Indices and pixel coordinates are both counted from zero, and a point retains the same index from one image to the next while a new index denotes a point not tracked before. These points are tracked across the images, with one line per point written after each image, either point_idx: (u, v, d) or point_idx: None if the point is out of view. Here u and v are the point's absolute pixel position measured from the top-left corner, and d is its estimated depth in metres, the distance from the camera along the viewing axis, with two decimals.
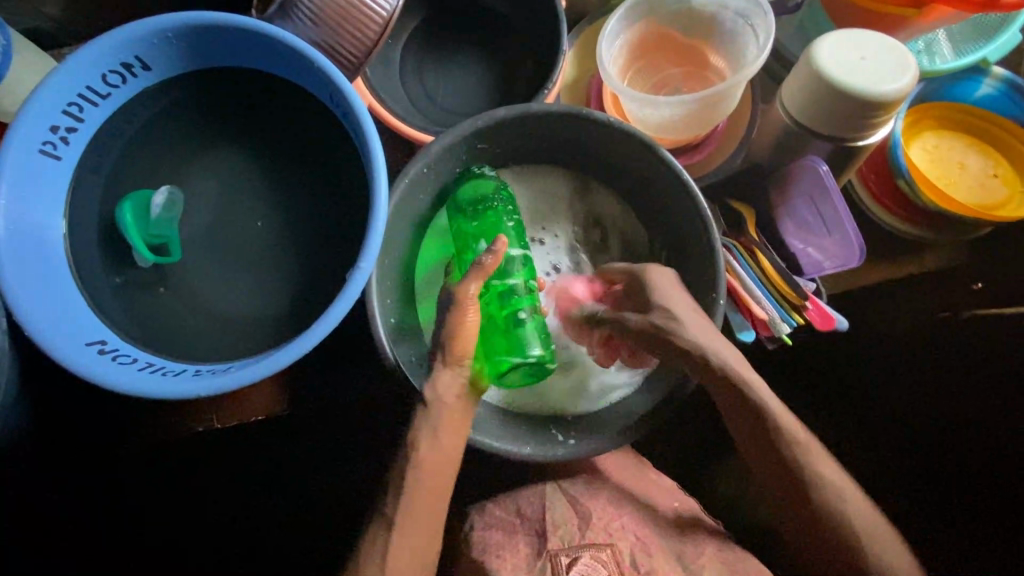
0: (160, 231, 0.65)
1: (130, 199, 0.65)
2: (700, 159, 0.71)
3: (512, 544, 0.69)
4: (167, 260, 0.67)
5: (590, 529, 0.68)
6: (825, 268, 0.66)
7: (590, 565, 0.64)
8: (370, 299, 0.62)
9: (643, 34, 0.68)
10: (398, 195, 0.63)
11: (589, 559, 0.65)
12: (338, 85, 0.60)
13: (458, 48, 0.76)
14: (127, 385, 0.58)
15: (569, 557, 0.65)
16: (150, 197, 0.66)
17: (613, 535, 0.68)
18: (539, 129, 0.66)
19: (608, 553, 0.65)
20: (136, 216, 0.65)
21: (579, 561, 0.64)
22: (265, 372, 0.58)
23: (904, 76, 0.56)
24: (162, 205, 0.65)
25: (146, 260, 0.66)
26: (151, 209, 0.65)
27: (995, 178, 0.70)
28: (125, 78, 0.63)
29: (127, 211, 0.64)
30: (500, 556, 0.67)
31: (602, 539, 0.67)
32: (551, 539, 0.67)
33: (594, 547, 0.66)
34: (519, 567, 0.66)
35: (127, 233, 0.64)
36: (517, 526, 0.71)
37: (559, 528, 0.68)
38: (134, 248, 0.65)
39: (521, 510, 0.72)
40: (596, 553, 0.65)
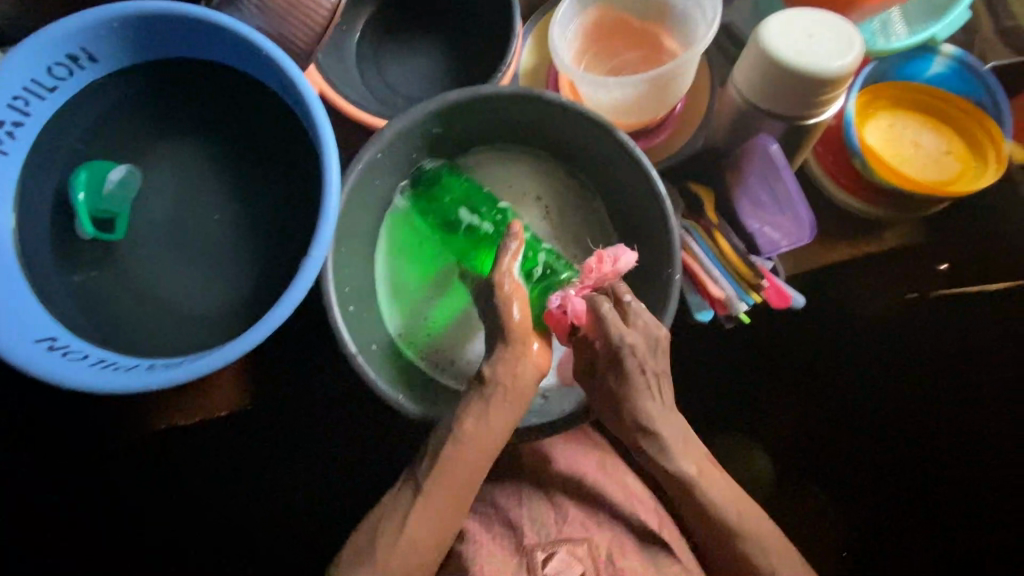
0: (111, 207, 0.65)
1: (87, 166, 0.64)
2: (658, 143, 0.72)
3: (486, 538, 0.67)
4: (110, 238, 0.66)
5: (566, 524, 0.68)
6: (782, 246, 0.67)
7: (566, 561, 0.65)
8: (325, 287, 0.61)
9: (595, 19, 0.68)
10: (352, 180, 0.63)
11: (565, 555, 0.65)
12: (287, 72, 0.60)
13: (416, 36, 0.76)
14: (78, 380, 0.57)
15: (545, 552, 0.65)
16: (107, 171, 0.65)
17: (590, 529, 0.68)
18: (493, 111, 0.66)
19: (584, 548, 0.66)
20: (88, 188, 0.64)
21: (555, 556, 0.65)
22: (220, 364, 0.57)
23: (849, 52, 0.57)
24: (120, 180, 0.65)
25: (87, 232, 0.65)
26: (102, 185, 0.64)
27: (949, 155, 0.71)
28: (71, 70, 0.62)
29: (82, 177, 0.64)
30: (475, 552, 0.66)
31: (578, 534, 0.67)
32: (528, 533, 0.67)
33: (570, 542, 0.66)
34: (493, 561, 0.65)
35: (75, 196, 0.63)
36: (492, 518, 0.69)
37: (535, 523, 0.68)
38: (77, 217, 0.64)
39: (497, 503, 0.70)
40: (571, 548, 0.66)
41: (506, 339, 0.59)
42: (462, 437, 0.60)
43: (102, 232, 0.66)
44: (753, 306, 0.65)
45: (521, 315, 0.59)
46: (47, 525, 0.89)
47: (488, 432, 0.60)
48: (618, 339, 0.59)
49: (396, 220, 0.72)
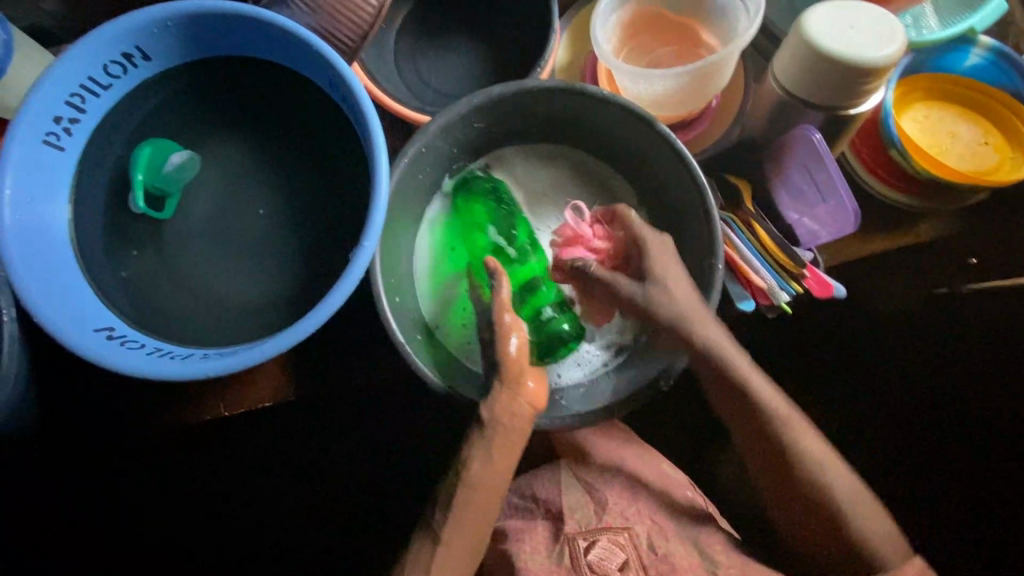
0: (165, 186, 0.67)
1: (151, 143, 0.66)
2: (694, 136, 0.73)
3: (530, 530, 0.68)
4: (157, 216, 0.68)
5: (606, 513, 0.67)
6: (822, 237, 0.68)
7: (609, 548, 0.65)
8: (374, 279, 0.63)
9: (633, 14, 0.69)
10: (398, 174, 0.64)
11: (607, 542, 0.65)
12: (337, 68, 0.61)
13: (454, 33, 0.77)
14: (136, 368, 0.59)
15: (587, 539, 0.65)
16: (168, 154, 0.67)
17: (630, 518, 0.67)
18: (534, 107, 0.67)
19: (625, 536, 0.66)
20: (148, 168, 0.66)
21: (597, 544, 0.65)
22: (273, 351, 0.59)
23: (893, 43, 0.57)
24: (177, 165, 0.67)
25: (137, 206, 0.66)
26: (162, 166, 0.66)
27: (987, 145, 0.71)
28: (126, 68, 0.64)
29: (145, 151, 0.66)
30: (520, 540, 0.67)
31: (619, 523, 0.67)
32: (568, 521, 0.67)
33: (611, 530, 0.66)
34: (536, 552, 0.66)
35: (133, 171, 0.65)
36: (535, 508, 0.69)
37: (576, 511, 0.67)
38: (131, 190, 0.66)
39: (535, 493, 0.70)
40: (613, 536, 0.65)
41: (504, 374, 0.60)
42: (473, 473, 0.61)
43: (153, 210, 0.67)
44: (793, 296, 0.66)
45: (517, 349, 0.60)
46: (46, 526, 0.91)
47: (494, 471, 0.61)
48: (683, 305, 0.62)
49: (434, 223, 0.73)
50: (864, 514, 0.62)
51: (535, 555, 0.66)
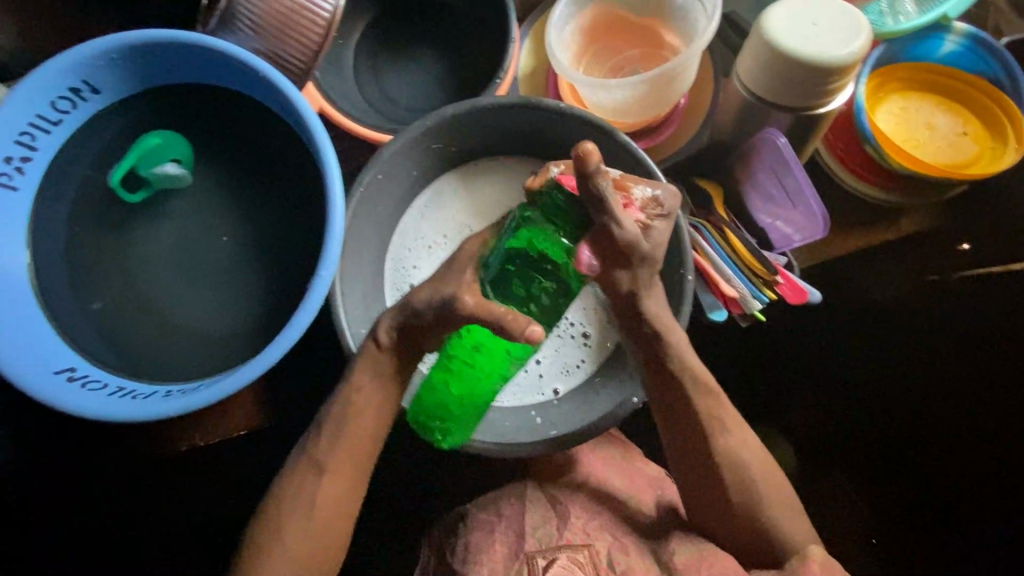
0: (149, 176, 0.66)
1: (163, 134, 0.66)
2: (662, 140, 0.70)
3: (490, 545, 0.65)
4: (125, 198, 0.66)
5: (568, 529, 0.65)
6: (796, 241, 0.66)
7: (568, 567, 0.60)
8: (335, 308, 0.62)
9: (593, 18, 0.67)
10: (355, 200, 0.63)
11: (566, 561, 0.60)
12: (286, 92, 0.60)
13: (415, 46, 0.75)
14: (97, 410, 0.58)
15: (545, 559, 0.61)
16: (168, 159, 0.67)
17: (591, 534, 0.64)
18: (492, 121, 0.66)
19: (585, 555, 0.61)
20: (147, 158, 0.66)
21: (555, 562, 0.60)
22: (233, 389, 0.58)
23: (856, 40, 0.55)
24: (171, 171, 0.66)
25: (114, 174, 0.65)
26: (159, 163, 0.66)
27: (965, 136, 0.68)
28: (75, 103, 0.63)
29: (155, 139, 0.65)
30: (478, 562, 0.64)
31: (580, 539, 0.64)
32: (529, 540, 0.64)
33: (572, 548, 0.62)
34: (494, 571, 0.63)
35: (133, 150, 0.65)
36: (495, 525, 0.67)
37: (538, 529, 0.65)
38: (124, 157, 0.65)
39: (501, 511, 0.68)
40: (573, 554, 0.61)
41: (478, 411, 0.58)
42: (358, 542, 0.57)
43: (124, 191, 0.66)
44: (767, 303, 0.64)
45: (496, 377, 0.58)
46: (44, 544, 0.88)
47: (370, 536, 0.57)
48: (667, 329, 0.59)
49: (401, 240, 0.71)
50: (796, 529, 0.63)
51: None
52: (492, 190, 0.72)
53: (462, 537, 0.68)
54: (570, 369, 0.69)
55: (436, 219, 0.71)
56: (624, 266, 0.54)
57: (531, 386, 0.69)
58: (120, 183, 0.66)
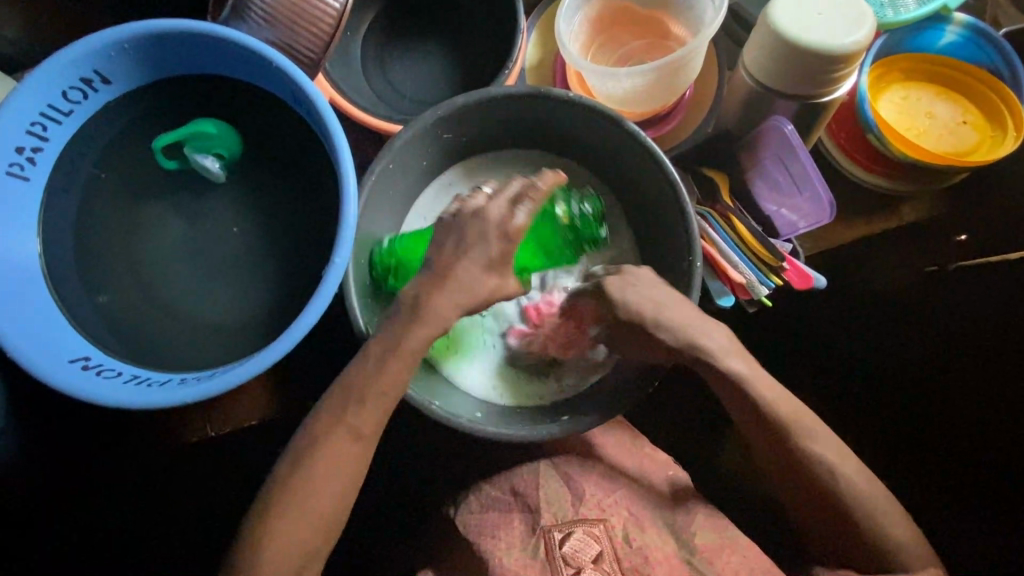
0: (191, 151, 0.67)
1: (218, 123, 0.67)
2: (669, 130, 0.72)
3: (506, 523, 0.66)
4: (161, 162, 0.67)
5: (582, 505, 0.66)
6: (801, 227, 0.66)
7: (584, 541, 0.62)
8: (348, 298, 0.62)
9: (600, 9, 0.68)
10: (366, 189, 0.63)
11: (582, 534, 0.63)
12: (298, 81, 0.60)
13: (422, 38, 0.76)
14: (111, 399, 0.58)
15: (562, 532, 0.63)
16: (211, 151, 0.67)
17: (606, 510, 0.65)
18: (501, 111, 0.67)
19: (600, 528, 0.63)
20: (194, 141, 0.66)
21: (572, 536, 0.63)
22: (247, 376, 0.58)
23: (862, 28, 0.56)
24: (210, 162, 0.67)
25: (162, 138, 0.66)
26: (202, 151, 0.67)
27: (965, 125, 0.70)
28: (86, 93, 0.63)
29: (213, 127, 0.66)
30: (495, 536, 0.65)
31: (595, 514, 0.65)
32: (545, 515, 0.65)
33: (587, 522, 0.64)
34: (512, 546, 0.64)
35: (186, 127, 0.66)
36: (511, 504, 0.68)
37: (552, 505, 0.66)
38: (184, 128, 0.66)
39: (515, 489, 0.69)
40: (589, 528, 0.63)
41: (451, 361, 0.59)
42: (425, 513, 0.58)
43: (163, 156, 0.67)
44: (774, 289, 0.65)
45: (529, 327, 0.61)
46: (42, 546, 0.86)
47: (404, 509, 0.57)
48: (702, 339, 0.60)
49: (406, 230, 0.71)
50: (904, 536, 0.58)
51: (509, 548, 0.64)
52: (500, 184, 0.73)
53: (476, 516, 0.68)
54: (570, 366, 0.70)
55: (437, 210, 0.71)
56: (616, 279, 0.62)
57: (532, 385, 0.70)
58: (161, 147, 0.67)
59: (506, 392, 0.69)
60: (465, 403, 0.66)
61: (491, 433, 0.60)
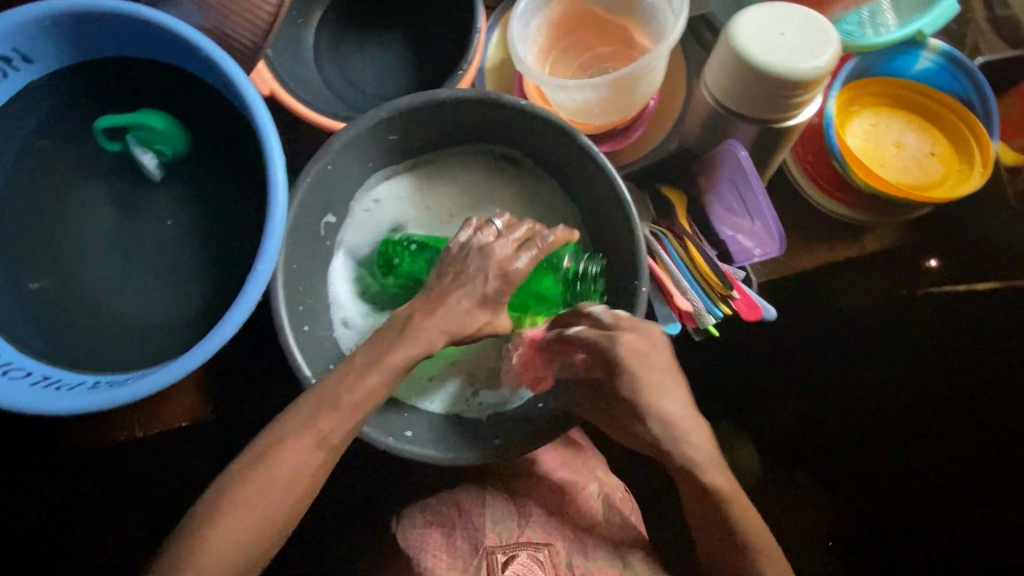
0: (132, 140, 0.63)
1: (160, 116, 0.62)
2: (631, 142, 0.68)
3: (448, 541, 0.62)
4: (104, 142, 0.63)
5: (529, 527, 0.62)
6: (755, 256, 0.64)
7: (527, 565, 0.58)
8: (276, 303, 0.58)
9: (562, 13, 0.64)
10: (301, 192, 0.60)
11: (526, 559, 0.59)
12: (228, 72, 0.56)
13: (379, 31, 0.73)
14: (15, 402, 0.55)
15: (505, 555, 0.59)
16: (152, 146, 0.63)
17: (553, 534, 0.62)
18: (450, 116, 0.63)
19: (545, 554, 0.60)
20: (137, 132, 0.63)
21: (515, 559, 0.58)
22: (163, 384, 0.55)
23: (824, 53, 0.53)
24: (150, 157, 0.63)
25: (102, 122, 0.62)
26: (143, 145, 0.63)
27: (933, 156, 0.67)
28: (6, 72, 0.59)
29: (157, 120, 0.62)
30: (436, 555, 0.61)
31: (541, 538, 0.61)
32: (488, 534, 0.61)
33: (532, 545, 0.60)
34: (451, 566, 0.60)
35: (130, 115, 0.62)
36: (456, 519, 0.64)
37: (498, 525, 0.62)
38: (128, 118, 0.62)
39: (461, 504, 0.65)
40: (533, 553, 0.59)
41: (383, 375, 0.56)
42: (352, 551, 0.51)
43: (105, 137, 0.64)
44: (723, 317, 0.63)
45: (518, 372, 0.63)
46: None
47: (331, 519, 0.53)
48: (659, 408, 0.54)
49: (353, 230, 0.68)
50: None
51: (448, 568, 0.60)
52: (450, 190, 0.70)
53: (417, 532, 0.64)
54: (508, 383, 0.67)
55: (371, 207, 0.69)
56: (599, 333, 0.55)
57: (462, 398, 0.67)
58: (103, 129, 0.63)
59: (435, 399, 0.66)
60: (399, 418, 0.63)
61: (416, 453, 0.58)
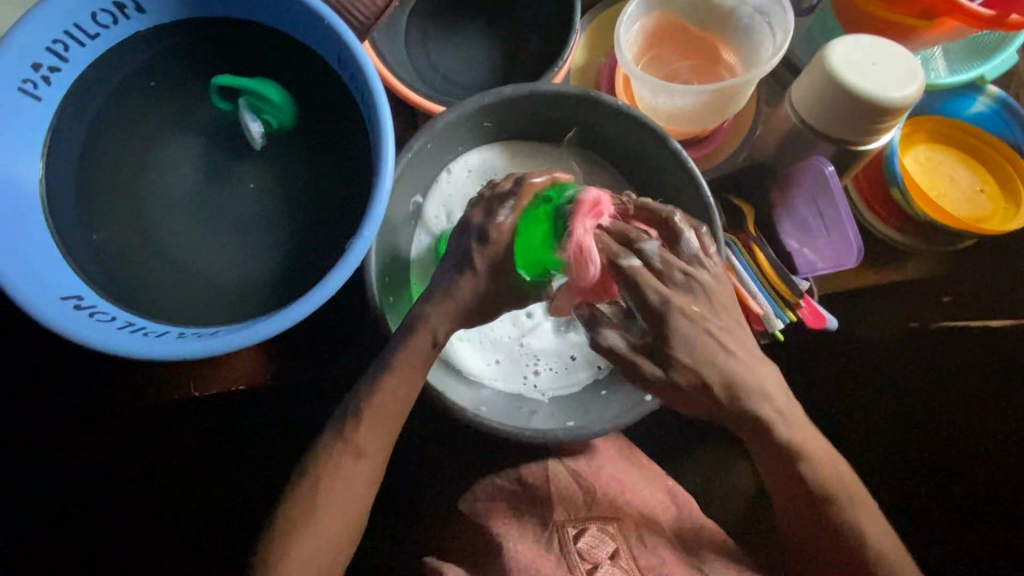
0: (244, 106, 0.64)
1: (271, 88, 0.63)
2: (707, 152, 0.72)
3: (518, 514, 0.66)
4: (215, 101, 0.64)
5: (596, 502, 0.65)
6: (819, 268, 0.68)
7: (599, 536, 0.63)
8: (368, 273, 0.61)
9: (657, 23, 0.68)
10: (402, 167, 0.62)
11: (597, 531, 0.63)
12: (346, 42, 0.58)
13: (470, 22, 0.75)
14: (106, 344, 0.55)
15: (577, 527, 0.63)
16: (260, 115, 0.64)
17: (619, 510, 0.65)
18: (547, 108, 0.66)
19: (614, 526, 0.64)
20: (250, 96, 0.63)
21: (586, 532, 0.63)
22: (256, 338, 0.56)
23: (912, 85, 0.57)
24: (257, 129, 0.64)
25: (221, 81, 0.63)
26: (252, 112, 0.64)
27: (982, 193, 0.73)
28: (117, 19, 0.60)
29: (275, 92, 0.63)
30: (507, 526, 0.65)
31: (608, 512, 0.65)
32: (557, 508, 0.65)
33: (601, 519, 0.64)
34: (525, 536, 0.64)
35: (251, 82, 0.63)
36: (522, 494, 0.67)
37: (565, 499, 0.65)
38: (246, 84, 0.63)
39: (525, 481, 0.68)
40: (603, 526, 0.63)
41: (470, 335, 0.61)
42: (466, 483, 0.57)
43: (217, 95, 0.64)
44: (787, 323, 0.67)
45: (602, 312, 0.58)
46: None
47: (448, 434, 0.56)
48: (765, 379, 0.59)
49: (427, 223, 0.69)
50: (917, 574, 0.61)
51: (522, 538, 0.64)
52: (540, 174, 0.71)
53: (486, 505, 0.68)
54: (567, 363, 0.70)
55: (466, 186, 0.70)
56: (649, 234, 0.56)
57: (520, 378, 0.69)
58: (219, 86, 0.63)
59: (497, 379, 0.69)
60: (472, 394, 0.66)
61: (500, 428, 0.60)
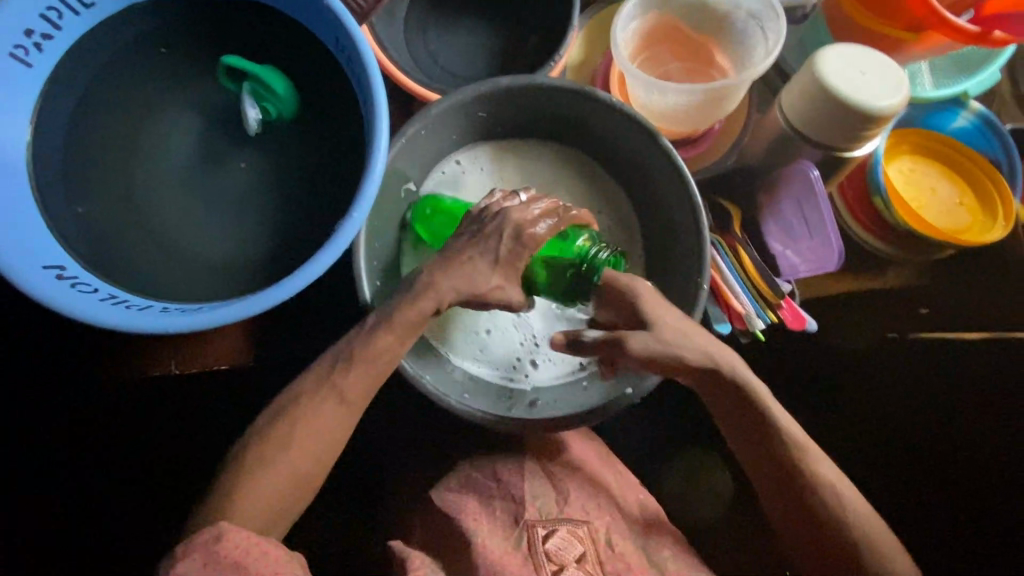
0: (247, 92, 0.62)
1: (276, 78, 0.62)
2: (697, 154, 0.73)
3: (489, 512, 0.66)
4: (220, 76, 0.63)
5: (567, 505, 0.66)
6: (801, 271, 0.69)
7: (566, 539, 0.63)
8: (357, 254, 0.62)
9: (654, 24, 0.69)
10: (395, 151, 0.62)
11: (566, 533, 0.63)
12: (344, 24, 0.58)
13: (471, 13, 0.75)
14: (86, 315, 0.54)
15: (545, 529, 0.63)
16: (259, 102, 0.63)
17: (590, 512, 0.66)
18: (542, 101, 0.66)
19: (584, 530, 0.64)
20: (254, 82, 0.62)
21: (556, 534, 0.63)
22: (238, 317, 0.55)
23: (897, 95, 0.59)
24: (254, 115, 0.63)
25: (228, 61, 0.62)
26: (253, 99, 0.62)
27: (961, 206, 0.74)
28: None
29: (279, 86, 0.62)
30: (478, 523, 0.64)
31: (578, 515, 0.65)
32: (528, 508, 0.65)
33: (571, 521, 0.64)
34: (494, 535, 0.63)
35: (257, 68, 0.62)
36: (496, 492, 0.67)
37: (537, 499, 0.66)
38: (252, 70, 0.62)
39: (500, 477, 0.68)
40: (572, 528, 0.63)
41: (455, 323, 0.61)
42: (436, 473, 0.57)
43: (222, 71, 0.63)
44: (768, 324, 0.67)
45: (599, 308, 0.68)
46: None
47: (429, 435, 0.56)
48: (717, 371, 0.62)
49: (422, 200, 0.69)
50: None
51: (489, 535, 0.63)
52: (537, 167, 0.73)
53: (459, 500, 0.67)
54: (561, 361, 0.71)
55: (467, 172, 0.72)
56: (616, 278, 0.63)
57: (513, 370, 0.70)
58: (226, 66, 0.63)
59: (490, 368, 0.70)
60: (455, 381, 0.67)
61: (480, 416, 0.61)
